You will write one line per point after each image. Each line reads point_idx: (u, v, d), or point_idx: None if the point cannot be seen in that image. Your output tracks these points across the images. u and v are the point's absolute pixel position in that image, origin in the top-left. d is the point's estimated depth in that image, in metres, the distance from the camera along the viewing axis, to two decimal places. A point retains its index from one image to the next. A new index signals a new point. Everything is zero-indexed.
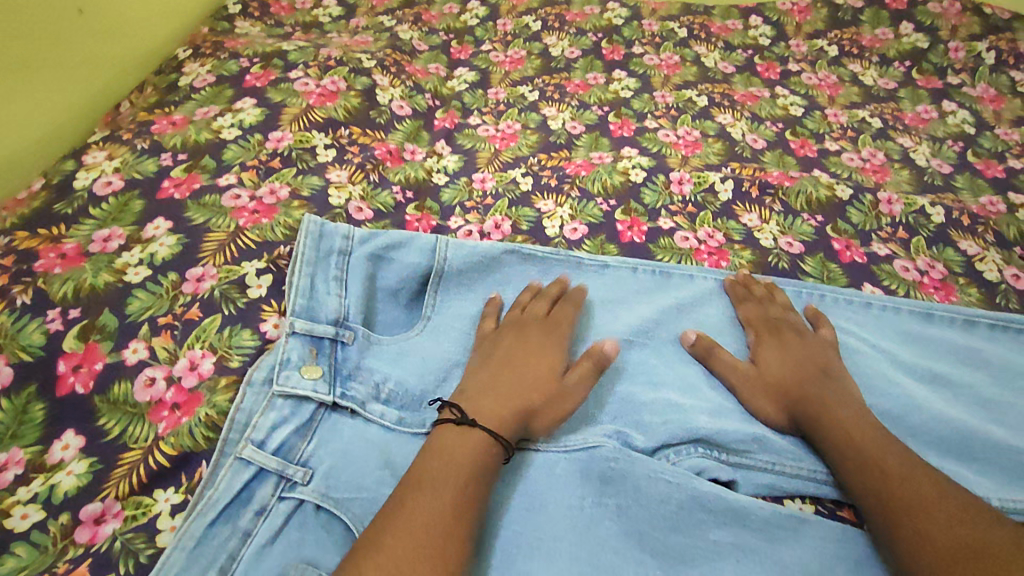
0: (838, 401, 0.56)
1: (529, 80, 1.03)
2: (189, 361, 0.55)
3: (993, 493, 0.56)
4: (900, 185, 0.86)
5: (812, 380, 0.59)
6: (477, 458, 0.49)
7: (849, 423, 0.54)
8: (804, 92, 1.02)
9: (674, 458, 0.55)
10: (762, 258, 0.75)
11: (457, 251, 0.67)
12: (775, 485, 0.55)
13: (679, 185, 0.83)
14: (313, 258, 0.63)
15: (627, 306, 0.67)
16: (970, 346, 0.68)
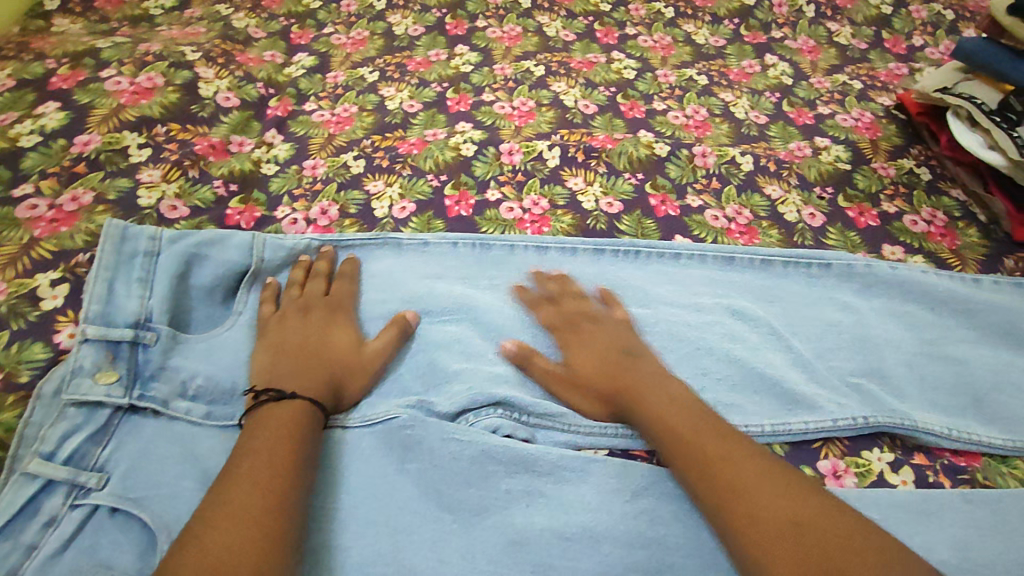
0: (653, 383, 0.57)
1: (370, 61, 1.03)
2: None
3: (766, 418, 0.62)
4: (719, 138, 0.91)
5: (618, 366, 0.60)
6: (294, 427, 0.51)
7: (663, 404, 0.55)
8: (639, 55, 1.06)
9: (472, 419, 0.59)
10: (581, 221, 0.78)
11: (275, 249, 0.69)
12: (575, 437, 0.60)
13: (509, 155, 0.85)
14: (114, 262, 0.62)
15: (446, 282, 0.71)
16: (765, 285, 0.74)
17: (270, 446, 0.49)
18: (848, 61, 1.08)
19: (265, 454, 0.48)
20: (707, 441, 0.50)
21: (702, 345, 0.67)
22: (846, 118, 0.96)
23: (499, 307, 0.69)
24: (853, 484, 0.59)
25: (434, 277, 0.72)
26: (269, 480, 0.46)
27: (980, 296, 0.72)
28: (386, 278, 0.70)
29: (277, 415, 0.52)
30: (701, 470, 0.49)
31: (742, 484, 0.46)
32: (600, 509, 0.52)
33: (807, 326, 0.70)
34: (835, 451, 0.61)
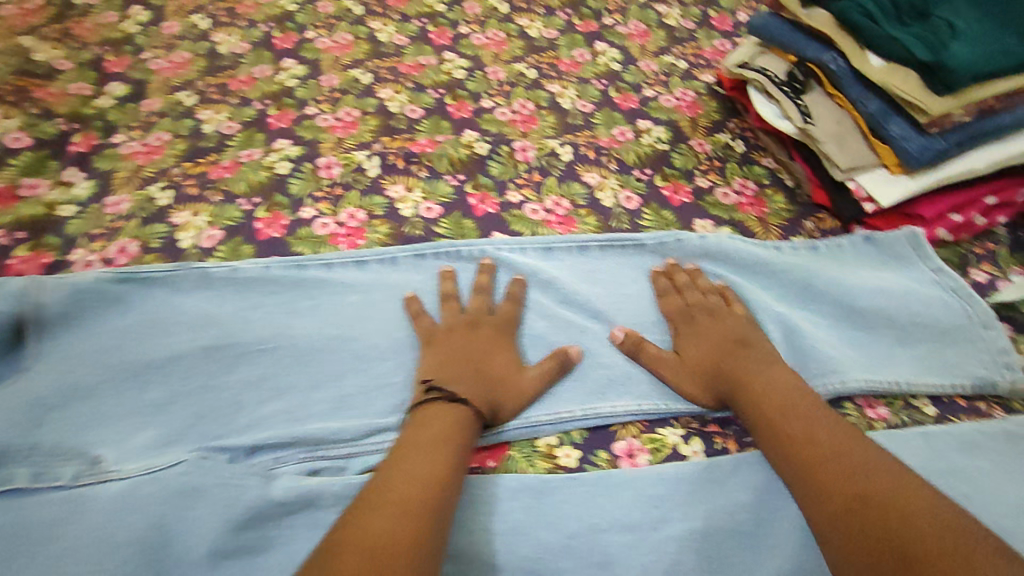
0: (765, 373, 0.59)
1: (190, 84, 0.98)
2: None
3: (579, 405, 0.60)
4: (544, 131, 0.91)
5: (739, 359, 0.61)
6: (453, 431, 0.53)
7: (775, 393, 0.57)
8: (471, 53, 1.06)
9: (271, 464, 0.55)
10: (398, 228, 0.77)
11: (57, 290, 0.64)
12: None
13: (327, 169, 0.83)
14: None
15: (259, 310, 0.68)
16: (587, 267, 0.74)
17: (431, 444, 0.51)
18: (676, 42, 1.11)
19: (429, 451, 0.50)
20: (819, 435, 0.53)
21: (524, 343, 0.64)
22: (669, 98, 0.98)
23: (312, 330, 0.66)
24: (646, 462, 0.58)
25: (247, 307, 0.68)
26: (428, 481, 0.48)
27: (782, 259, 0.73)
28: (195, 315, 0.66)
29: (431, 420, 0.54)
30: (804, 467, 0.52)
31: (840, 473, 0.49)
32: None
33: (624, 303, 0.70)
34: (633, 430, 0.60)
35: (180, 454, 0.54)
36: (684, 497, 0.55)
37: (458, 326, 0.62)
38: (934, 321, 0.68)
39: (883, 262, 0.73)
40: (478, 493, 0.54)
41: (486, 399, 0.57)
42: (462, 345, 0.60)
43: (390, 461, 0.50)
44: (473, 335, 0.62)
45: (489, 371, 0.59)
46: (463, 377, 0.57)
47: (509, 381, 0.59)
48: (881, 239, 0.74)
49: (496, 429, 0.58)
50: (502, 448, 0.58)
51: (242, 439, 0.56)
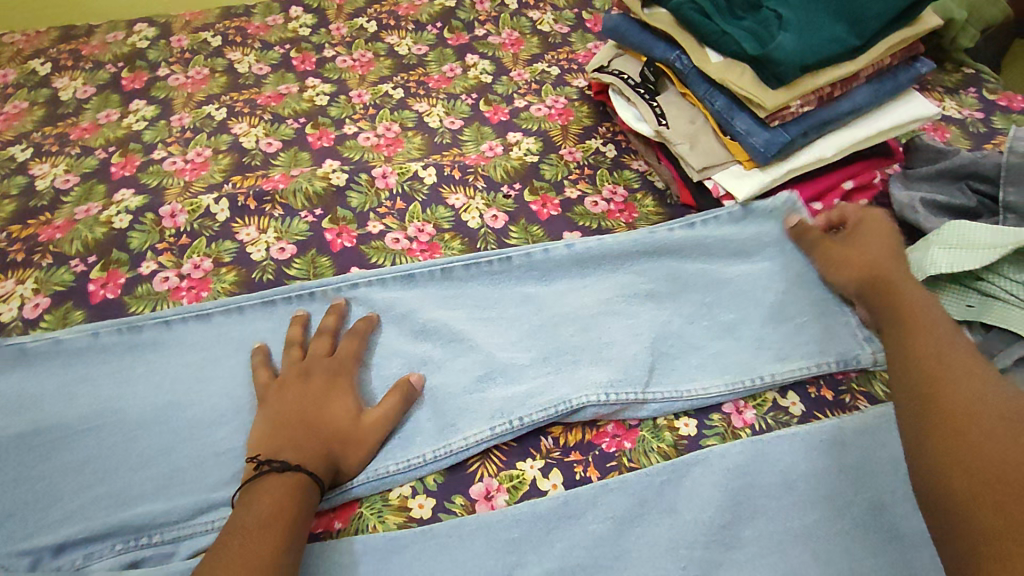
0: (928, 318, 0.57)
1: (26, 136, 0.91)
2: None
3: (428, 446, 0.56)
4: (409, 154, 0.88)
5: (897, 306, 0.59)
6: (282, 505, 0.49)
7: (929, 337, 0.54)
8: (336, 77, 1.01)
9: (82, 561, 0.51)
10: (247, 275, 0.72)
11: None
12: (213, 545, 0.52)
13: (172, 218, 0.77)
14: None
15: (86, 382, 0.61)
16: (449, 293, 0.68)
17: (259, 524, 0.47)
18: (549, 47, 1.09)
19: (254, 533, 0.47)
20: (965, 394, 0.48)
21: (371, 386, 0.61)
22: (540, 108, 0.96)
23: (145, 397, 0.60)
24: (504, 503, 0.54)
25: (71, 381, 0.61)
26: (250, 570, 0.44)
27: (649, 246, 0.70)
28: (12, 399, 0.60)
29: (264, 493, 0.50)
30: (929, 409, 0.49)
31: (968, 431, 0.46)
32: None
33: (489, 326, 0.66)
34: (491, 469, 0.56)
35: None
36: (539, 538, 0.51)
37: (292, 381, 0.58)
38: (803, 300, 0.66)
39: (757, 234, 0.70)
40: (314, 563, 0.50)
41: (322, 459, 0.53)
42: (295, 404, 0.56)
43: (217, 550, 0.46)
44: (307, 388, 0.57)
45: (326, 424, 0.55)
46: (294, 441, 0.53)
47: (349, 432, 0.55)
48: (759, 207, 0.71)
49: (340, 489, 0.54)
50: (350, 506, 0.54)
51: (51, 536, 0.52)
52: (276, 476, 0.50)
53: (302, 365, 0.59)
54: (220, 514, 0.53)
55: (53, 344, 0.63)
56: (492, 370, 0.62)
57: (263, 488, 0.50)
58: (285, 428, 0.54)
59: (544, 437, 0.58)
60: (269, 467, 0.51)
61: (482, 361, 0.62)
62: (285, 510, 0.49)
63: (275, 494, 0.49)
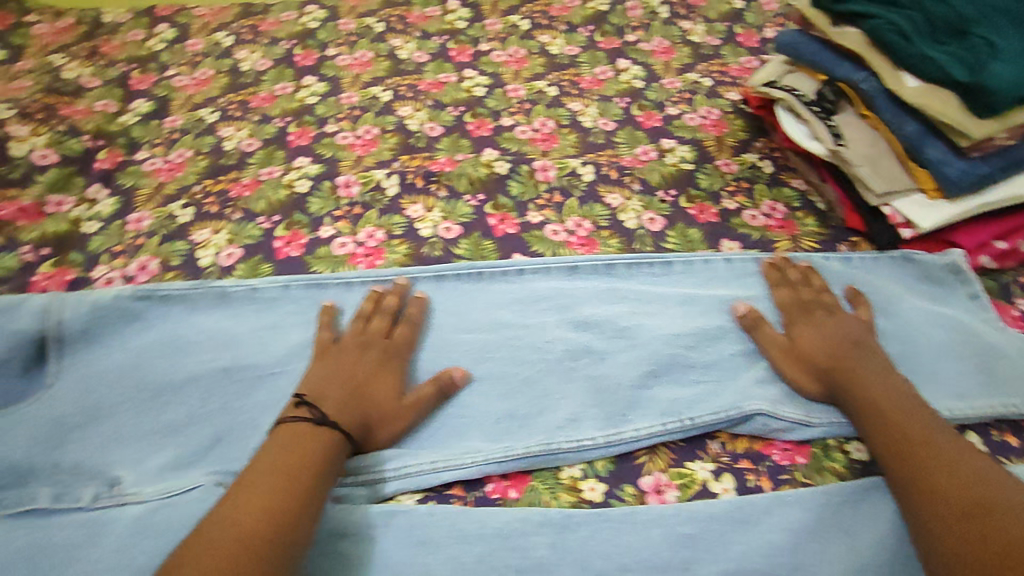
0: (876, 372, 0.59)
1: (213, 101, 0.99)
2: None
3: (597, 432, 0.58)
4: (565, 149, 0.90)
5: (847, 351, 0.61)
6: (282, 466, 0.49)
7: (884, 396, 0.56)
8: (492, 71, 1.05)
9: None
10: (417, 249, 0.76)
11: (76, 308, 0.64)
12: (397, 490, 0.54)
13: (346, 188, 0.83)
14: None
15: (278, 332, 0.67)
16: (611, 288, 0.72)
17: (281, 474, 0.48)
18: (700, 58, 1.09)
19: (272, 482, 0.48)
20: (934, 439, 0.52)
21: (539, 368, 0.64)
22: (694, 117, 0.96)
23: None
24: (675, 499, 0.55)
25: (265, 329, 0.67)
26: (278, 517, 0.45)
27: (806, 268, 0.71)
28: (216, 337, 0.66)
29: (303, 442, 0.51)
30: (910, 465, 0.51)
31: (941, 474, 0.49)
32: (396, 564, 0.49)
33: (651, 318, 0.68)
34: (660, 464, 0.57)
35: (198, 476, 0.54)
36: (715, 539, 0.52)
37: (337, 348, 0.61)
38: (976, 347, 0.65)
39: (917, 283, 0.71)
40: (497, 527, 0.52)
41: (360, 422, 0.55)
42: (339, 369, 0.58)
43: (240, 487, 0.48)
44: (343, 358, 0.60)
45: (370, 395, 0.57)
46: (332, 398, 0.55)
47: (376, 403, 0.57)
48: (922, 259, 0.71)
49: (513, 459, 0.56)
50: (522, 479, 0.56)
51: None
52: (308, 427, 0.52)
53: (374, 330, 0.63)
54: (403, 462, 0.56)
55: (251, 291, 0.69)
56: (655, 366, 0.63)
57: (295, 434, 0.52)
58: (357, 381, 0.57)
59: (712, 442, 0.59)
60: (307, 417, 0.53)
61: (647, 355, 0.64)
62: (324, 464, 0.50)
63: (289, 450, 0.50)
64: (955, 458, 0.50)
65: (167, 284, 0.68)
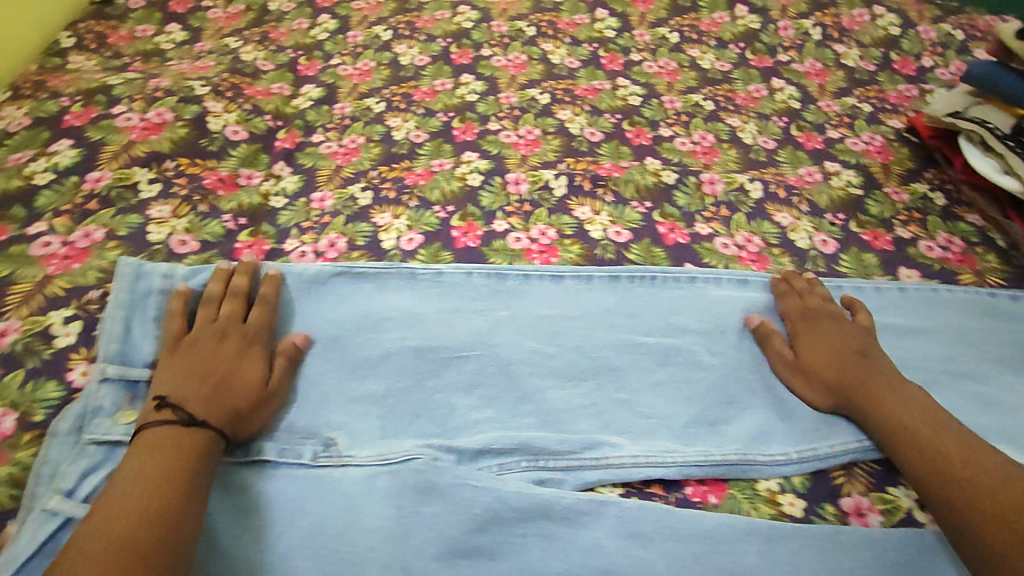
0: (891, 392, 0.59)
1: (377, 92, 1.03)
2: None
3: (790, 447, 0.59)
4: (727, 164, 0.90)
5: (860, 371, 0.61)
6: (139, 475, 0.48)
7: (901, 415, 0.57)
8: (645, 81, 1.06)
9: (498, 469, 0.56)
10: (590, 250, 0.77)
11: (284, 277, 0.68)
12: (604, 480, 0.56)
13: (516, 185, 0.85)
14: (129, 301, 0.63)
15: (462, 316, 0.68)
16: None
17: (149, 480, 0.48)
18: (856, 83, 1.07)
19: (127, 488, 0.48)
20: (954, 459, 0.53)
21: (724, 380, 0.64)
22: (856, 142, 0.95)
23: (516, 342, 0.66)
24: (877, 524, 0.55)
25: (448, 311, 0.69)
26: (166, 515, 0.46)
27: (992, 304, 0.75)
28: (405, 315, 0.68)
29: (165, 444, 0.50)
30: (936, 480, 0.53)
31: (969, 494, 0.50)
32: (613, 554, 0.51)
33: None
34: (859, 487, 0.58)
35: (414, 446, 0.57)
36: (925, 567, 0.52)
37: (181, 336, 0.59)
38: None
39: None
40: (708, 528, 0.52)
41: (225, 414, 0.54)
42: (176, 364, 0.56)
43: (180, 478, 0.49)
44: (194, 350, 0.58)
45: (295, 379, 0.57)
46: (198, 397, 0.54)
47: (244, 396, 0.56)
48: None
49: (712, 464, 0.57)
50: (720, 485, 0.57)
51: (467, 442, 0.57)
52: (172, 429, 0.51)
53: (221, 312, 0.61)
54: (606, 454, 0.57)
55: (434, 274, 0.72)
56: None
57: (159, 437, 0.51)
58: (196, 375, 0.55)
59: None
60: (171, 420, 0.52)
61: None
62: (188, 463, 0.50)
63: (165, 452, 0.50)
64: (978, 477, 0.51)
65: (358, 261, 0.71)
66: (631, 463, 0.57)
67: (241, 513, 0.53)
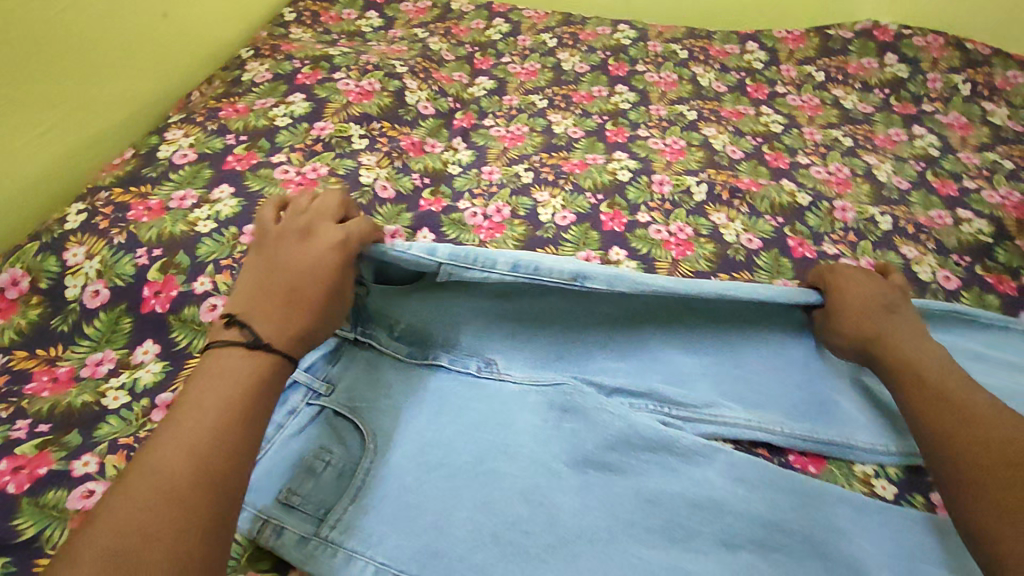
0: (904, 336, 0.66)
1: (541, 90, 1.16)
2: (10, 276, 0.69)
3: (884, 442, 0.66)
4: (860, 196, 0.96)
5: (882, 319, 0.68)
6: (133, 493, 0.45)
7: (908, 350, 0.64)
8: (787, 112, 1.13)
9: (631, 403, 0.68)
10: (722, 250, 0.86)
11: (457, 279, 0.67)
12: (718, 434, 0.66)
13: (660, 185, 0.95)
14: None
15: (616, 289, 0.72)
16: None
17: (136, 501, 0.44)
18: (1000, 140, 1.09)
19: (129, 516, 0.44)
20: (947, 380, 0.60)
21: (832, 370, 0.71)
22: (992, 194, 0.98)
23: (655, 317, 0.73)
24: None
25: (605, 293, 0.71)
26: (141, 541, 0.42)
27: None
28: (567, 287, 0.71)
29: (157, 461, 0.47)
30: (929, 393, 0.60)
31: (957, 405, 0.57)
32: (723, 491, 0.60)
33: None
34: None
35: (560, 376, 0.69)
36: None
37: (271, 243, 0.62)
38: None
39: None
40: (808, 491, 0.60)
41: (300, 327, 0.57)
42: (262, 272, 0.60)
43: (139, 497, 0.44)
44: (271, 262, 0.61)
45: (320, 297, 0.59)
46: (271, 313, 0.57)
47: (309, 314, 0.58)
48: None
49: (816, 441, 0.66)
50: (820, 459, 0.66)
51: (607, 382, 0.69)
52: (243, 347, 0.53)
53: (302, 223, 0.64)
54: (721, 413, 0.67)
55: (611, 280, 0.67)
56: None
57: (230, 358, 0.53)
58: (271, 288, 0.59)
59: None
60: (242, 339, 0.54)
61: None
62: (257, 426, 0.50)
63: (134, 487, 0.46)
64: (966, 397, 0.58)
65: (542, 268, 0.66)
66: (745, 425, 0.66)
67: (419, 399, 0.66)
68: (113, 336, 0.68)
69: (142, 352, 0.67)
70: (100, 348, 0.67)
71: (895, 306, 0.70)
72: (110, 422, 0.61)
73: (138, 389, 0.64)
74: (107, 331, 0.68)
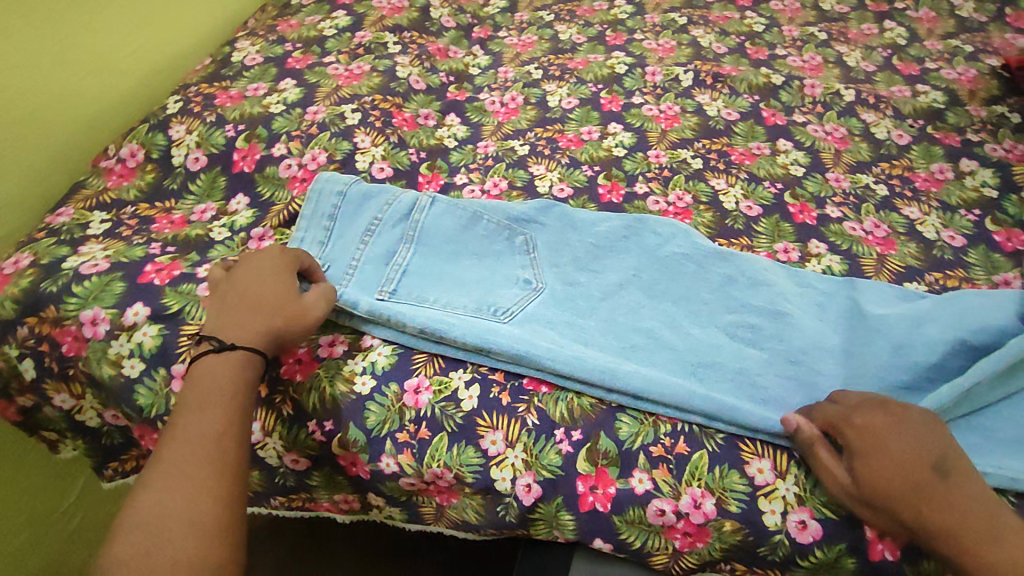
0: (951, 500, 0.52)
1: (548, 7, 1.29)
2: (130, 150, 0.91)
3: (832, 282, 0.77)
4: (831, 78, 1.09)
5: (918, 473, 0.54)
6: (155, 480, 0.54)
7: (948, 517, 0.52)
8: (769, 15, 1.25)
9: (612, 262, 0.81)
10: (704, 121, 1.01)
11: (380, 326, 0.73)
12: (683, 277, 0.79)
13: (652, 75, 1.10)
14: (309, 213, 0.81)
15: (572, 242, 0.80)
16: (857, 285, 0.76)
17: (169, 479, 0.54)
18: (965, 30, 1.20)
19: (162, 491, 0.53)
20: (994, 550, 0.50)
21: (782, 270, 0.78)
22: (950, 72, 1.10)
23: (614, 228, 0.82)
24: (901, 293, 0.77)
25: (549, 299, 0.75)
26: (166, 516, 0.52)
27: None
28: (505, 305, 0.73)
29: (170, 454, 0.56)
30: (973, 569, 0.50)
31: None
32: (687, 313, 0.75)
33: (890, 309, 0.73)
34: (886, 277, 0.80)
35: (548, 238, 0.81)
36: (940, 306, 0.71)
37: (224, 281, 0.69)
38: None
39: None
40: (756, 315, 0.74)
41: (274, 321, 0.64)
42: (214, 308, 0.66)
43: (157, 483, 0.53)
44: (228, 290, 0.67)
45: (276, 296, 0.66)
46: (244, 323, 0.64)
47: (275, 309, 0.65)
48: None
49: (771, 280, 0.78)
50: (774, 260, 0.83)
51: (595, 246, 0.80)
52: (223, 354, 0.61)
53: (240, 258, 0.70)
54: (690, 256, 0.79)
55: (518, 359, 0.67)
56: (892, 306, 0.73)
57: (209, 364, 0.61)
58: (235, 309, 0.65)
59: (928, 276, 0.80)
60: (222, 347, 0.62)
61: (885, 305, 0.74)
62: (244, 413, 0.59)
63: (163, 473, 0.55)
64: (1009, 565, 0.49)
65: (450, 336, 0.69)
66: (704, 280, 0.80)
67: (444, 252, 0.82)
68: (213, 193, 0.89)
69: (236, 204, 0.87)
70: (203, 201, 0.88)
71: (941, 453, 0.55)
72: (219, 247, 0.82)
73: (237, 226, 0.84)
74: (208, 189, 0.89)
